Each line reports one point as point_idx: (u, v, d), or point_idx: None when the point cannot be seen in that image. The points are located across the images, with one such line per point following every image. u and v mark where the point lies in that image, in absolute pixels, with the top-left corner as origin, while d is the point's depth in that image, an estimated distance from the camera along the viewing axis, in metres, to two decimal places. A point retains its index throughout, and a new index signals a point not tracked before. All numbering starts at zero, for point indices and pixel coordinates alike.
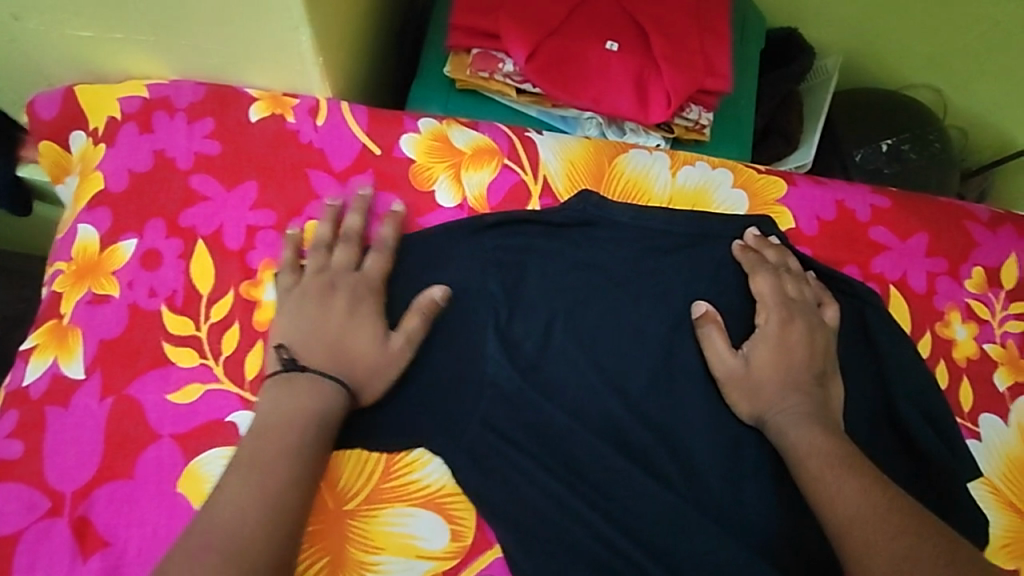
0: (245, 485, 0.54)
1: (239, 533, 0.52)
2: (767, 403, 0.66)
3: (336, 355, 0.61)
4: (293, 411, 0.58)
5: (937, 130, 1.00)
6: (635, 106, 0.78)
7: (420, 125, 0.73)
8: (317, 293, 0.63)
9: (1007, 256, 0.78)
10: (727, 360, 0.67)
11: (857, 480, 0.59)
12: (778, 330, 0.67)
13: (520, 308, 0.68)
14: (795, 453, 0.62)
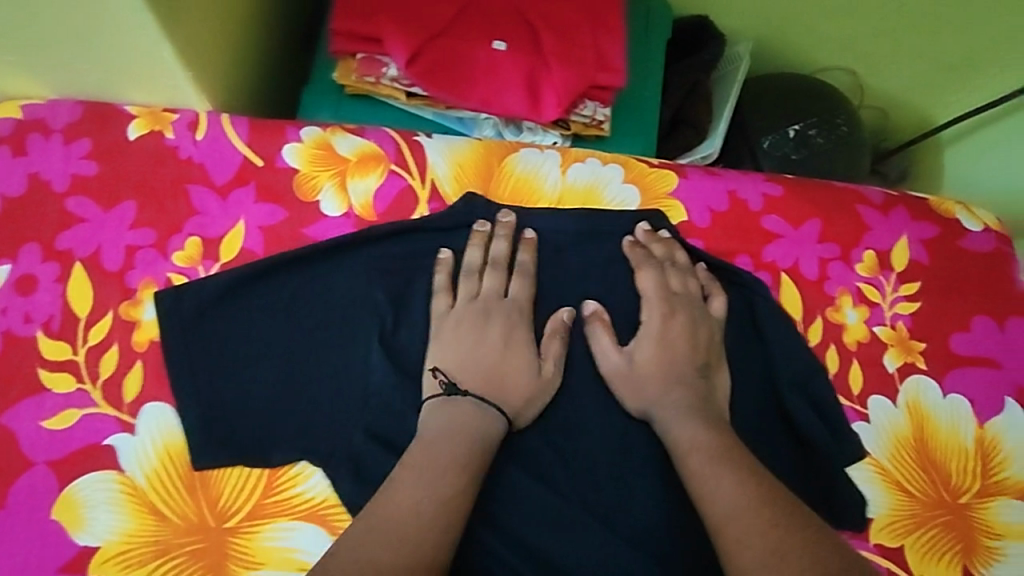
0: (420, 488, 0.57)
1: (408, 532, 0.55)
2: (652, 399, 0.67)
3: (511, 386, 0.65)
4: (452, 455, 0.60)
5: (845, 113, 1.01)
6: (526, 106, 0.77)
7: (302, 134, 0.73)
8: (480, 319, 0.66)
9: (899, 239, 0.79)
10: (612, 361, 0.68)
11: (734, 473, 0.60)
12: (661, 326, 0.69)
13: (406, 316, 0.69)
14: (680, 447, 0.64)
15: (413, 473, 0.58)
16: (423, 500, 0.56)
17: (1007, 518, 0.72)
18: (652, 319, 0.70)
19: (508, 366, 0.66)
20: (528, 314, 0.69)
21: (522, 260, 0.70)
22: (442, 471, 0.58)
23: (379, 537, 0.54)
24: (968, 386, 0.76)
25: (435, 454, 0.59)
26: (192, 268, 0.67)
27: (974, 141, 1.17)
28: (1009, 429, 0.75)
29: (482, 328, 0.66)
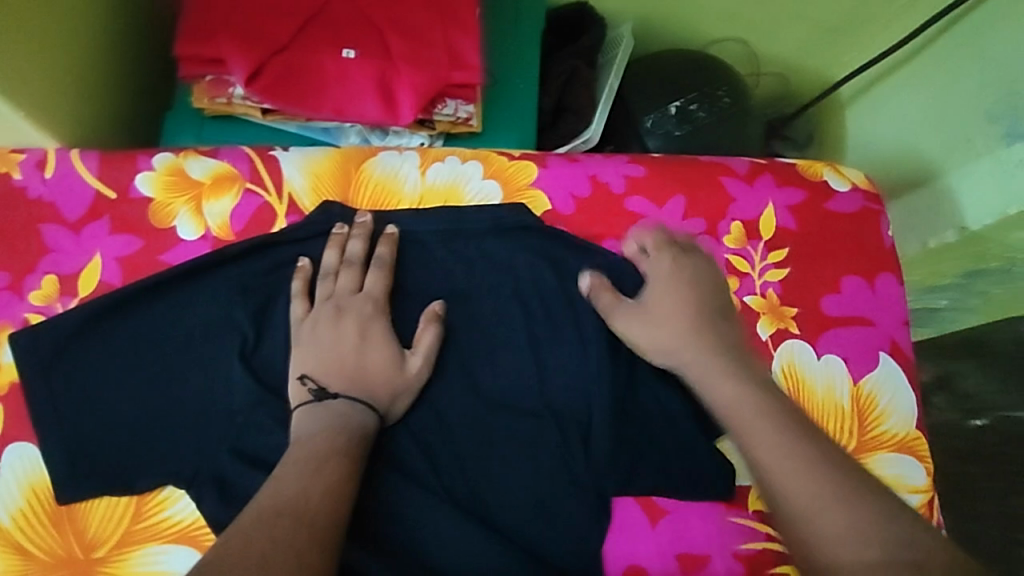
0: (308, 474, 0.58)
1: (308, 509, 0.56)
2: (675, 352, 0.69)
3: (377, 380, 0.66)
4: (332, 444, 0.61)
5: (726, 85, 1.02)
6: (381, 110, 0.77)
7: (154, 162, 0.73)
8: (337, 318, 0.67)
9: (764, 207, 0.80)
10: (628, 311, 0.72)
11: (776, 429, 0.62)
12: (672, 277, 0.72)
13: (268, 332, 0.70)
14: (717, 405, 0.65)
15: (295, 467, 0.59)
16: (317, 485, 0.58)
17: (883, 471, 0.74)
18: (658, 266, 0.73)
19: (369, 364, 0.66)
20: (388, 308, 0.69)
21: (380, 255, 0.71)
22: (324, 462, 0.59)
23: (274, 522, 0.54)
24: (842, 345, 0.77)
25: (314, 448, 0.60)
26: (49, 306, 0.68)
27: (867, 100, 1.17)
28: (884, 385, 0.77)
29: (338, 329, 0.66)
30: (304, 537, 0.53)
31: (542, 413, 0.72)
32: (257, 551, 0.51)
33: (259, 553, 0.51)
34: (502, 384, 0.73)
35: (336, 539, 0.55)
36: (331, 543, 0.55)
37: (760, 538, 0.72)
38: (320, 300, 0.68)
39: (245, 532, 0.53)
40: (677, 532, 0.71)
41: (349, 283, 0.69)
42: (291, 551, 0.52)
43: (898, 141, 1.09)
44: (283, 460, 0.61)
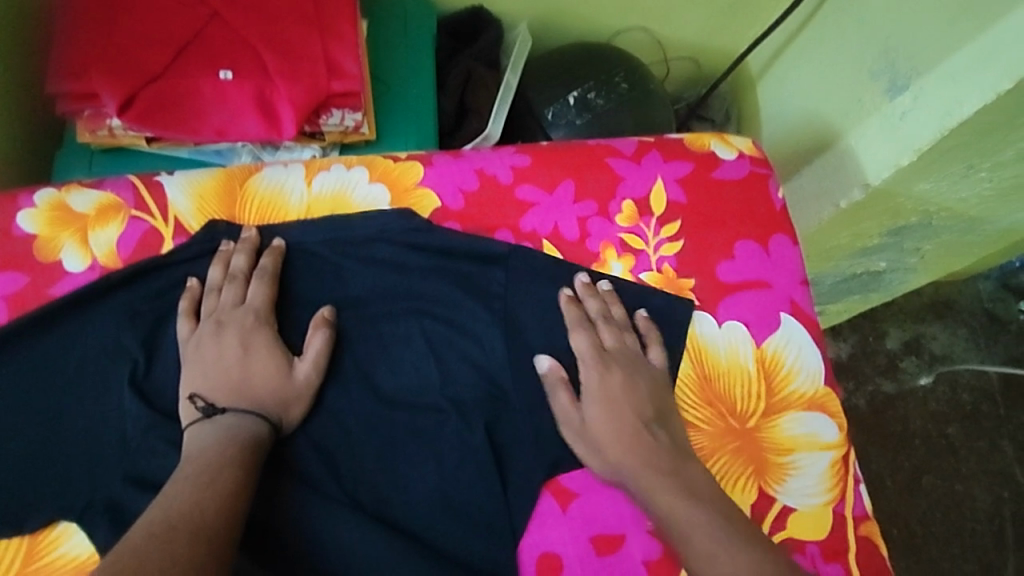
0: (199, 488, 0.57)
1: (201, 521, 0.54)
2: (619, 471, 0.66)
3: (263, 389, 0.66)
4: (223, 456, 0.60)
5: (626, 70, 1.04)
6: (264, 128, 0.80)
7: (35, 199, 0.74)
8: (219, 332, 0.67)
9: (653, 184, 0.81)
10: (573, 426, 0.68)
11: (718, 542, 0.60)
12: (602, 391, 0.69)
13: (160, 354, 0.69)
14: (674, 524, 0.63)
15: (187, 483, 0.58)
16: (209, 499, 0.56)
17: (793, 431, 0.72)
18: (595, 379, 0.69)
19: (255, 377, 0.66)
20: (272, 318, 0.70)
21: (263, 266, 0.71)
22: (217, 475, 0.58)
23: (170, 537, 0.53)
24: (742, 310, 0.77)
25: (203, 462, 0.59)
26: None
27: (775, 70, 1.19)
28: (789, 344, 0.76)
29: (220, 342, 0.67)
30: (198, 552, 0.52)
31: (445, 407, 0.70)
32: (153, 567, 0.50)
33: (156, 568, 0.50)
34: (403, 381, 0.71)
35: (233, 551, 0.55)
36: (227, 555, 0.54)
37: None
38: (203, 317, 0.69)
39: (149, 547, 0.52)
40: (591, 515, 0.67)
41: (235, 297, 0.70)
42: (190, 564, 0.51)
43: (805, 108, 1.11)
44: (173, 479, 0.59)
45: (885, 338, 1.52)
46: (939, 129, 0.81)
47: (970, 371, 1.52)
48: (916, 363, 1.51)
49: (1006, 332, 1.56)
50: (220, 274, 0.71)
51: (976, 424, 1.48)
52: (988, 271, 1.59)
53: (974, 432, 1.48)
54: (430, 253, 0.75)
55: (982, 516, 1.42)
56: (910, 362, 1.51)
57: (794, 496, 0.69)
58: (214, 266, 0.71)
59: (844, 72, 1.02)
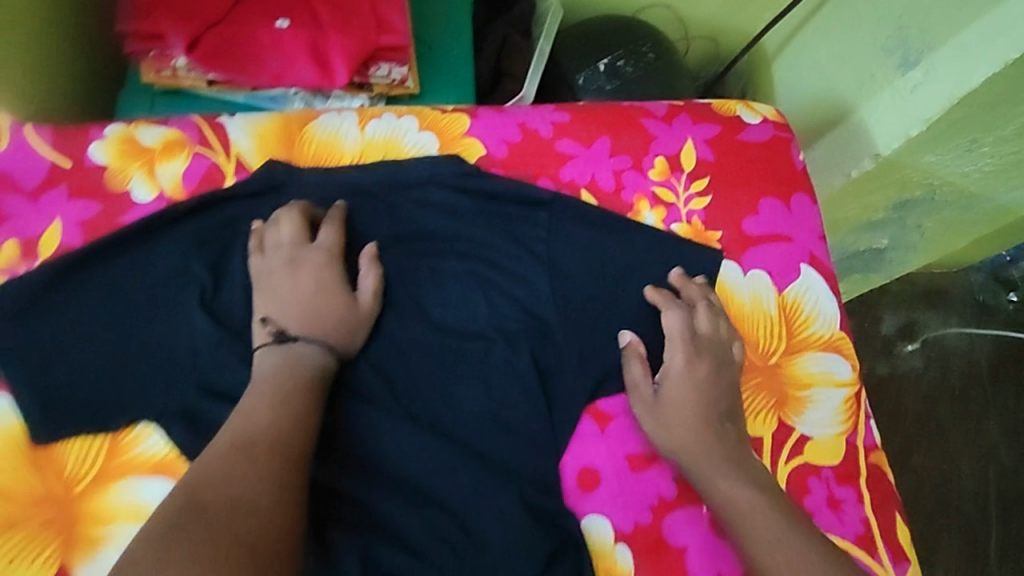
0: (274, 407, 0.62)
1: (278, 439, 0.60)
2: (685, 452, 0.70)
3: (334, 318, 0.70)
4: (295, 380, 0.65)
5: (652, 42, 1.10)
6: (318, 75, 0.84)
7: (106, 132, 0.78)
8: (296, 267, 0.71)
9: (684, 143, 0.86)
10: (647, 401, 0.72)
11: (773, 528, 0.64)
12: (688, 376, 0.73)
13: (226, 278, 0.75)
14: (730, 506, 0.67)
15: (263, 402, 0.62)
16: (282, 420, 0.61)
17: (810, 368, 0.79)
18: (680, 363, 0.74)
19: (322, 309, 0.70)
20: (342, 256, 0.74)
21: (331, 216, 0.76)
22: (296, 403, 0.63)
23: (250, 453, 0.58)
24: (764, 260, 0.83)
25: (277, 388, 0.64)
26: (12, 267, 0.72)
27: (790, 50, 1.24)
28: (806, 292, 0.82)
29: (291, 275, 0.71)
30: (278, 466, 0.58)
31: (492, 336, 0.75)
32: (239, 479, 0.56)
33: (247, 478, 0.56)
34: (453, 313, 0.76)
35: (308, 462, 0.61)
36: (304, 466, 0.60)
37: None
38: (273, 252, 0.73)
39: (246, 470, 0.57)
40: (628, 436, 0.73)
41: (302, 237, 0.73)
42: (271, 475, 0.57)
43: (819, 85, 1.17)
44: (244, 404, 0.63)
45: (881, 321, 1.59)
46: (947, 99, 0.88)
47: (961, 354, 1.59)
48: (909, 347, 1.58)
49: (994, 319, 1.64)
50: (284, 217, 0.74)
51: (965, 405, 1.56)
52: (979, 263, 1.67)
53: (964, 412, 1.55)
54: (477, 197, 0.80)
55: (970, 492, 1.50)
56: (905, 346, 1.58)
57: (810, 426, 0.76)
58: (284, 210, 0.75)
59: (857, 51, 1.08)
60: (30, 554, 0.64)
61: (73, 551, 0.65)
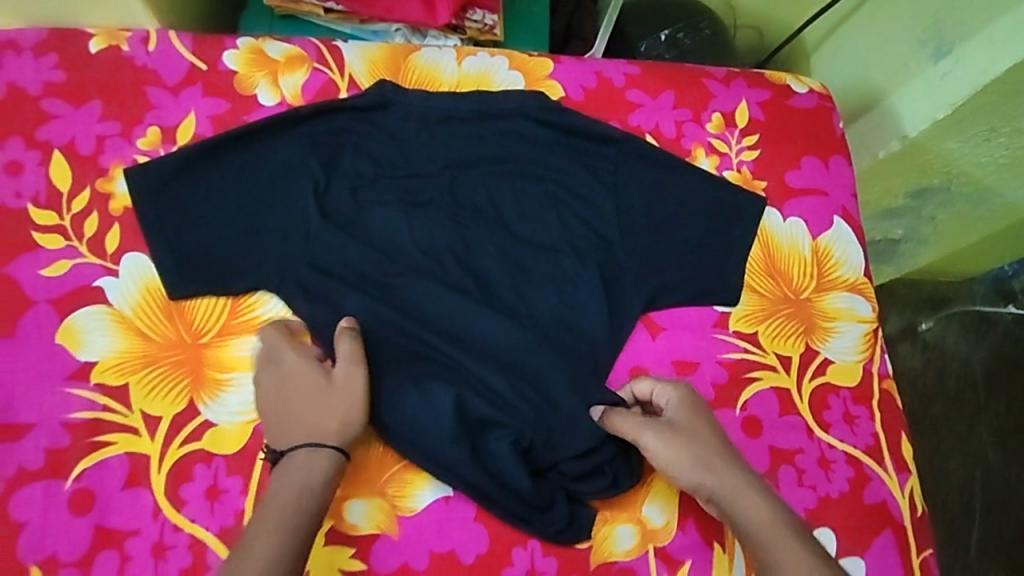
0: (270, 531, 0.65)
1: (276, 561, 0.64)
2: (702, 477, 0.74)
3: (324, 408, 0.72)
4: (294, 497, 0.67)
5: (709, 20, 1.20)
6: (424, 12, 0.95)
7: (238, 43, 0.88)
8: (280, 376, 0.75)
9: (739, 103, 0.97)
10: (659, 432, 0.76)
11: (794, 544, 0.70)
12: (690, 405, 0.77)
13: (335, 176, 0.85)
14: (752, 524, 0.72)
15: (262, 528, 0.65)
16: (278, 542, 0.65)
17: (836, 304, 0.90)
18: (676, 396, 0.78)
19: (306, 412, 0.72)
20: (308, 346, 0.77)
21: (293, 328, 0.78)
22: (298, 499, 0.67)
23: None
24: (802, 210, 0.93)
25: (281, 507, 0.67)
26: (154, 150, 0.83)
27: (830, 42, 1.35)
28: (837, 241, 0.93)
29: (273, 390, 0.74)
30: None
31: (563, 250, 0.86)
32: None
33: None
34: (530, 227, 0.87)
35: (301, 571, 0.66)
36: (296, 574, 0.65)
37: (739, 348, 0.86)
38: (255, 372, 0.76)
39: (264, 543, 0.65)
40: (675, 343, 0.85)
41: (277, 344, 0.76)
42: None
43: (853, 76, 1.28)
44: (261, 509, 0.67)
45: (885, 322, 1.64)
46: (973, 85, 1.02)
47: (957, 361, 1.65)
48: (909, 348, 1.64)
49: (993, 330, 1.67)
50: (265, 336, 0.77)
51: (958, 409, 1.62)
52: (982, 276, 1.66)
53: (958, 415, 1.62)
54: (557, 130, 0.90)
55: (955, 492, 1.58)
56: (905, 347, 1.64)
57: (833, 351, 0.87)
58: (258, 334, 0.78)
59: (895, 45, 1.19)
60: (165, 387, 0.75)
61: (200, 390, 0.76)
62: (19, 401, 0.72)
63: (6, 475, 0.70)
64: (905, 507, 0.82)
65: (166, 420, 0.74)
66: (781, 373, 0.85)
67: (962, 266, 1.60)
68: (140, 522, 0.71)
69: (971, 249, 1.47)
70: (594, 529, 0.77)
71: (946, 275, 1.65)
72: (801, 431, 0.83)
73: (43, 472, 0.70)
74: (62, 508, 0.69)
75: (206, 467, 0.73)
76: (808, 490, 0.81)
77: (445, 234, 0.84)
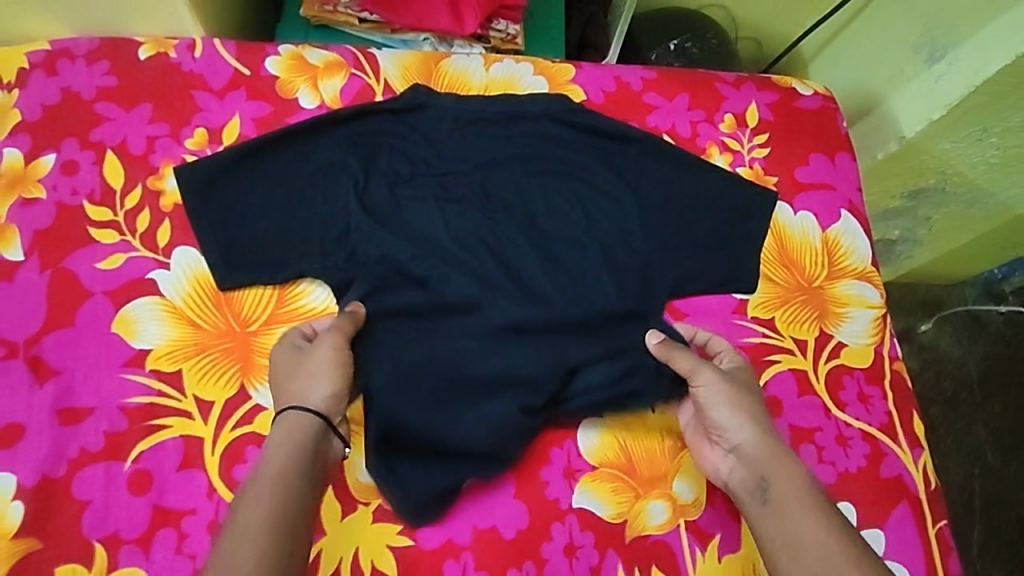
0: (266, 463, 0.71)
1: (268, 491, 0.69)
2: (750, 427, 0.79)
3: (296, 379, 0.76)
4: (281, 440, 0.72)
5: (715, 30, 1.27)
6: (451, 22, 1.01)
7: (279, 50, 0.93)
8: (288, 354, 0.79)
9: (749, 104, 1.03)
10: (717, 374, 0.80)
11: (817, 503, 0.74)
12: (744, 369, 0.83)
13: (373, 174, 0.89)
14: (783, 479, 0.76)
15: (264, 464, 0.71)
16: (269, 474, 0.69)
17: (847, 291, 0.95)
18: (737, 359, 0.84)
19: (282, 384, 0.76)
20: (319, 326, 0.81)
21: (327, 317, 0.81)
22: (285, 437, 0.72)
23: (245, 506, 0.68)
24: (812, 204, 0.99)
25: (272, 448, 0.72)
26: (201, 150, 0.87)
27: (827, 51, 1.42)
28: (846, 233, 0.98)
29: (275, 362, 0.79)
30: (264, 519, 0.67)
31: (589, 242, 0.90)
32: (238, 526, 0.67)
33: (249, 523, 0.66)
34: (558, 221, 0.91)
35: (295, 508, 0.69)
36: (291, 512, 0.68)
37: (758, 333, 0.90)
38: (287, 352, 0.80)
39: (262, 474, 0.70)
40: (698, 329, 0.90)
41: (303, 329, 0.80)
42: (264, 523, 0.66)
43: (850, 83, 1.35)
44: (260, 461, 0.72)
45: None
46: (968, 85, 1.09)
47: (953, 361, 1.64)
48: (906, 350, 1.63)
49: (985, 333, 1.67)
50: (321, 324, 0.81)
51: (955, 409, 1.61)
52: (974, 278, 1.69)
53: (955, 415, 1.60)
54: (581, 130, 0.95)
55: (955, 492, 1.56)
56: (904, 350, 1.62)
57: (846, 335, 0.92)
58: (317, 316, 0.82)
59: (892, 53, 1.26)
60: (217, 373, 0.78)
61: (250, 375, 0.79)
62: (78, 386, 0.76)
63: (69, 456, 0.73)
64: (919, 480, 0.87)
65: (219, 404, 0.77)
66: (798, 356, 0.90)
67: (953, 270, 1.62)
68: (195, 502, 0.74)
69: (965, 251, 1.52)
70: (628, 507, 0.80)
71: (938, 278, 1.66)
72: (819, 410, 0.87)
73: (103, 454, 0.74)
74: (122, 488, 0.73)
75: (258, 449, 0.76)
76: (829, 465, 0.85)
77: (477, 227, 0.88)
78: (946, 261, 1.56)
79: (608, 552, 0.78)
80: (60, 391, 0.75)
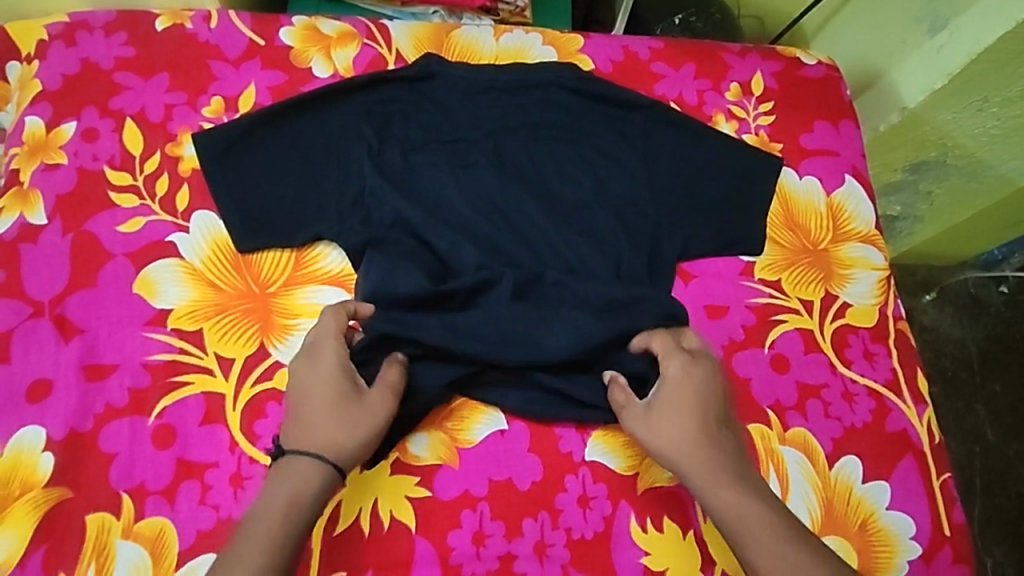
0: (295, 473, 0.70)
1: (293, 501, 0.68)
2: (681, 457, 0.75)
3: (352, 423, 0.72)
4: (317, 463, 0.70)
5: (718, 6, 1.28)
6: None
7: (293, 20, 0.95)
8: (312, 370, 0.74)
9: (753, 73, 1.05)
10: (636, 412, 0.78)
11: (768, 535, 0.72)
12: (681, 385, 0.77)
13: (387, 140, 0.91)
14: (724, 510, 0.73)
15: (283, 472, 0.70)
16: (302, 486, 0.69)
17: (852, 254, 0.97)
18: (679, 373, 0.78)
19: (339, 430, 0.72)
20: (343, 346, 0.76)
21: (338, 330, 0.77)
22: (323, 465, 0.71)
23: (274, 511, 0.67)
24: (817, 169, 1.00)
25: (301, 470, 0.70)
26: (218, 118, 0.89)
27: (828, 28, 1.43)
28: (850, 197, 1.00)
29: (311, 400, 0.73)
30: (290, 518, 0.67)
31: (597, 206, 0.92)
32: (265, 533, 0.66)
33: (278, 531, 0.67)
34: (569, 186, 0.93)
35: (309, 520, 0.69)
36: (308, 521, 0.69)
37: (765, 293, 0.92)
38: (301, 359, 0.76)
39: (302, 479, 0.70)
40: (706, 289, 0.91)
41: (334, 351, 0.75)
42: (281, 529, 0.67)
43: (852, 58, 1.37)
44: (289, 468, 0.70)
45: None
46: (968, 54, 1.11)
47: (953, 343, 1.65)
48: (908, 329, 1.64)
49: (986, 314, 1.68)
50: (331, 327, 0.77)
51: (956, 388, 1.62)
52: (972, 260, 1.69)
53: (955, 395, 1.62)
54: (589, 97, 0.97)
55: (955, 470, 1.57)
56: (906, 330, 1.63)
57: (851, 296, 0.94)
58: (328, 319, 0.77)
59: (893, 26, 1.28)
60: (237, 332, 0.80)
61: (270, 334, 0.81)
62: (101, 344, 0.78)
63: (95, 411, 0.75)
64: (924, 434, 0.89)
65: (239, 361, 0.79)
66: (805, 316, 0.91)
67: (955, 249, 1.63)
68: (218, 455, 0.76)
69: (967, 229, 1.51)
70: (640, 460, 0.82)
71: (939, 258, 1.68)
72: (825, 367, 0.89)
73: (128, 410, 0.76)
74: (146, 442, 0.75)
75: (278, 405, 0.78)
76: (836, 420, 0.87)
77: (490, 191, 0.90)
78: (947, 239, 1.57)
79: (621, 503, 0.80)
80: (84, 348, 0.77)
